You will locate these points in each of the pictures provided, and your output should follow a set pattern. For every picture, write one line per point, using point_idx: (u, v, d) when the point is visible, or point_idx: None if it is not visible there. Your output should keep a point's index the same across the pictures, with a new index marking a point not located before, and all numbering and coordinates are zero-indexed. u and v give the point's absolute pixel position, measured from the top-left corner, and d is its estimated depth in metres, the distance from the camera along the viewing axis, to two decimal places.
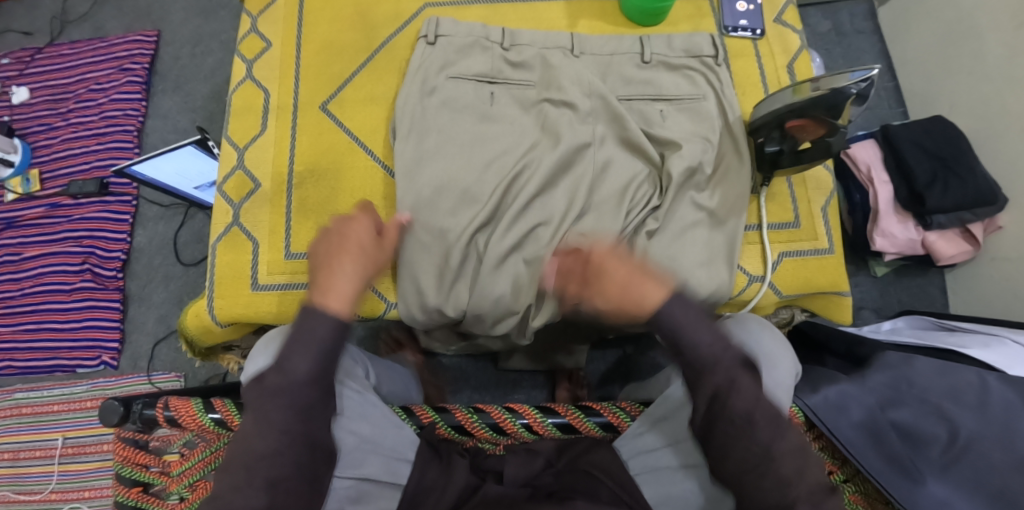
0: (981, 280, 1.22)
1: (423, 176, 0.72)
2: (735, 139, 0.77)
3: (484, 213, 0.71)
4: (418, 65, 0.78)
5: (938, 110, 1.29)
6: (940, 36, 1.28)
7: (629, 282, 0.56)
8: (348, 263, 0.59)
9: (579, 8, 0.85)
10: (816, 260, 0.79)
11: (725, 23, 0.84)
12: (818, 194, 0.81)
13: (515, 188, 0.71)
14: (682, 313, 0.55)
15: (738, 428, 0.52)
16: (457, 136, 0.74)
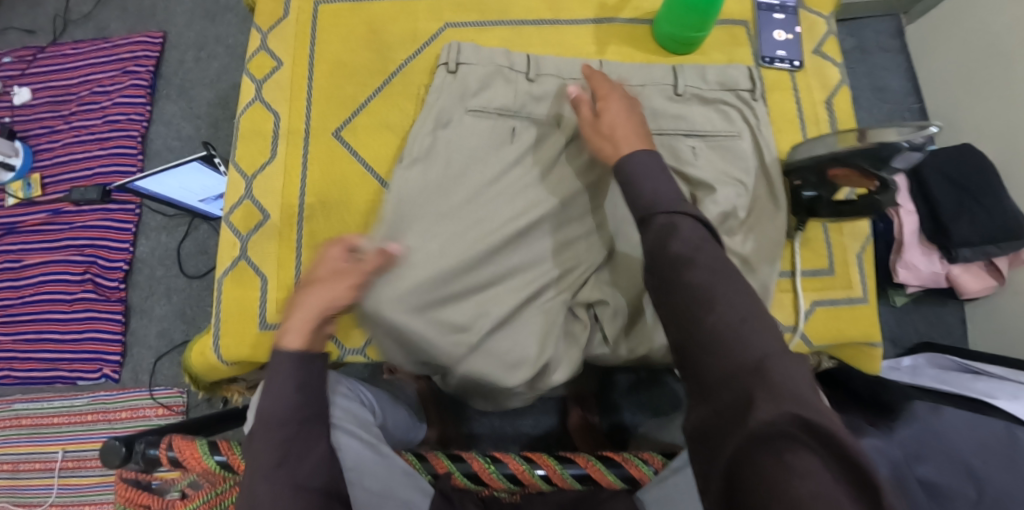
0: (1004, 315, 1.17)
1: (430, 210, 0.66)
2: (771, 182, 0.73)
3: (500, 253, 0.65)
4: (436, 94, 0.73)
5: (963, 135, 1.23)
6: (968, 57, 1.21)
7: (616, 129, 0.60)
8: (311, 292, 0.54)
9: (608, 33, 0.80)
10: (850, 309, 0.75)
11: (761, 53, 0.80)
12: (854, 240, 0.77)
13: (534, 229, 0.67)
14: (645, 161, 0.55)
15: (683, 271, 0.47)
16: (471, 170, 0.69)
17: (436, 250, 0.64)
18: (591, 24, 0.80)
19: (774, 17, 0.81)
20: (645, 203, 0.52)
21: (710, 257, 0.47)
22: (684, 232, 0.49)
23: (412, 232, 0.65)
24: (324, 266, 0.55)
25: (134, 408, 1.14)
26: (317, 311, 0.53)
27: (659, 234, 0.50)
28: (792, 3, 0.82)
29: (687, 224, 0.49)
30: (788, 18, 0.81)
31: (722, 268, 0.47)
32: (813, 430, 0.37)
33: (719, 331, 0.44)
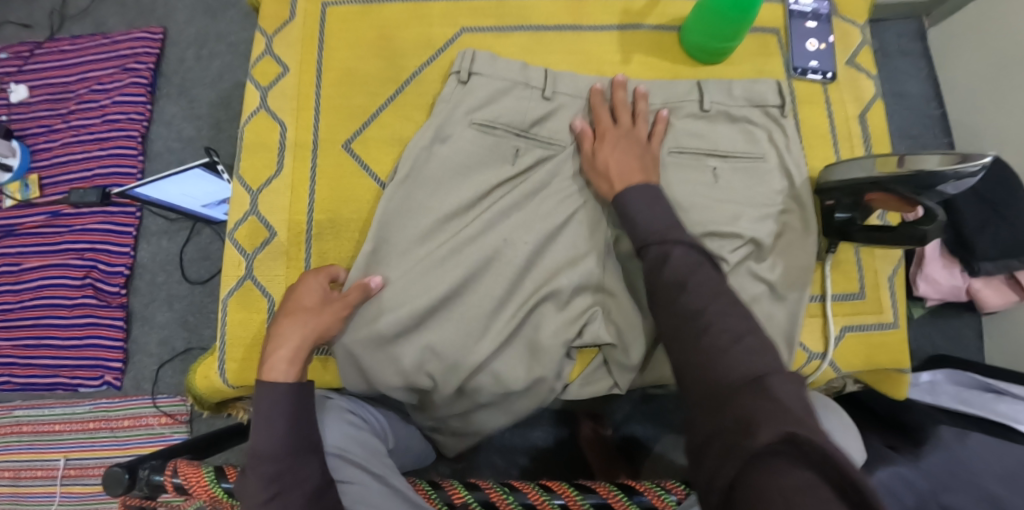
0: (1020, 329, 1.12)
1: (409, 236, 0.64)
2: (801, 205, 0.70)
3: (479, 287, 0.63)
4: (441, 108, 0.68)
5: (986, 144, 1.18)
6: (993, 61, 1.15)
7: (609, 168, 0.62)
8: (293, 320, 0.57)
9: (633, 41, 0.75)
10: (880, 335, 0.72)
11: (793, 64, 0.76)
12: (886, 263, 0.74)
13: (521, 259, 0.64)
14: (636, 196, 0.57)
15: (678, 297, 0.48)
16: (456, 188, 0.66)
17: (408, 279, 0.62)
18: (615, 31, 0.76)
19: (807, 25, 0.77)
20: (643, 236, 0.54)
21: (704, 277, 0.48)
22: (674, 255, 0.50)
23: (390, 263, 0.64)
24: (304, 295, 0.59)
25: (136, 417, 1.12)
26: (301, 340, 0.56)
27: (651, 262, 0.51)
28: (826, 10, 0.78)
29: (677, 250, 0.50)
30: (821, 26, 0.77)
31: (714, 288, 0.47)
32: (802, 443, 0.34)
33: (713, 349, 0.43)
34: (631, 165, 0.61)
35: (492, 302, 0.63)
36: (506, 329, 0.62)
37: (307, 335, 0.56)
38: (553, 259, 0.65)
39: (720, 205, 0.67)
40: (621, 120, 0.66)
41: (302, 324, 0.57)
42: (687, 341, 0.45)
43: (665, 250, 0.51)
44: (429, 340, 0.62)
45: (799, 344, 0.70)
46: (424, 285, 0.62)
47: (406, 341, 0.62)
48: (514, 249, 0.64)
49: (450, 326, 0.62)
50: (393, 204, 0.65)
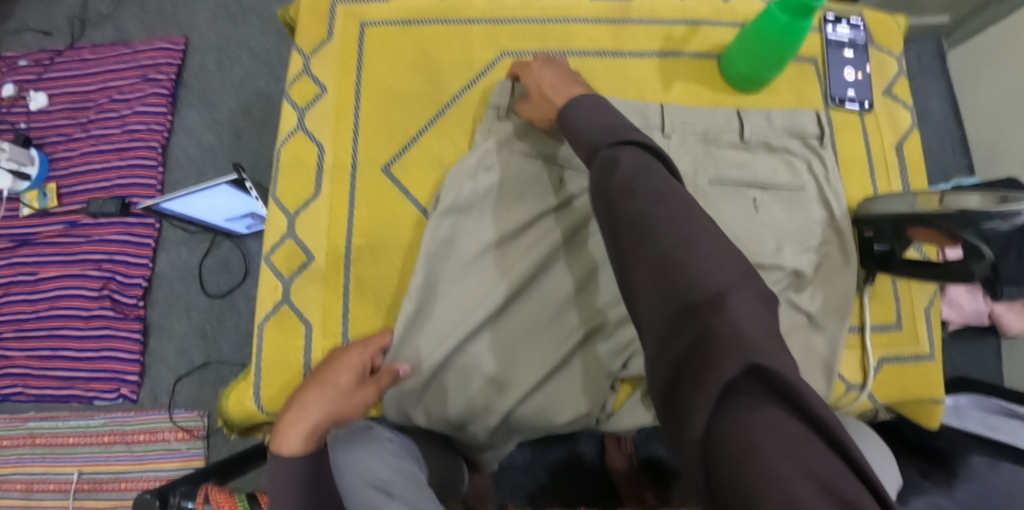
0: None
1: (455, 266, 0.64)
2: (841, 236, 0.70)
3: (526, 318, 0.64)
4: (480, 140, 0.68)
5: (1006, 166, 1.18)
6: (1011, 86, 1.16)
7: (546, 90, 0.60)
8: (318, 392, 0.54)
9: (674, 68, 0.76)
10: (916, 367, 0.72)
11: (831, 93, 0.76)
12: (922, 294, 0.74)
13: (558, 289, 0.64)
14: (583, 103, 0.52)
15: (628, 200, 0.42)
16: (494, 217, 0.65)
17: (456, 309, 0.63)
18: (656, 57, 0.76)
19: (844, 54, 0.77)
20: (592, 139, 0.49)
21: (655, 183, 0.42)
22: (623, 164, 0.44)
23: (440, 295, 0.64)
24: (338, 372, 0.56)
25: (152, 431, 1.10)
26: (323, 416, 0.53)
27: (602, 167, 0.46)
28: (863, 39, 0.78)
29: (627, 154, 0.45)
30: (858, 55, 0.78)
31: (660, 192, 0.41)
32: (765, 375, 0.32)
33: (664, 257, 0.38)
34: (559, 82, 0.59)
35: (537, 334, 0.63)
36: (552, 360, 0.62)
37: (327, 412, 0.53)
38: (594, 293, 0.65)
39: (766, 236, 0.67)
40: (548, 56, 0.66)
41: (327, 401, 0.54)
42: (638, 259, 0.40)
43: (616, 154, 0.46)
44: (477, 371, 0.62)
45: (838, 375, 0.70)
46: (473, 315, 0.62)
47: (454, 371, 0.62)
48: (555, 282, 0.65)
49: (498, 359, 0.62)
50: (439, 233, 0.65)
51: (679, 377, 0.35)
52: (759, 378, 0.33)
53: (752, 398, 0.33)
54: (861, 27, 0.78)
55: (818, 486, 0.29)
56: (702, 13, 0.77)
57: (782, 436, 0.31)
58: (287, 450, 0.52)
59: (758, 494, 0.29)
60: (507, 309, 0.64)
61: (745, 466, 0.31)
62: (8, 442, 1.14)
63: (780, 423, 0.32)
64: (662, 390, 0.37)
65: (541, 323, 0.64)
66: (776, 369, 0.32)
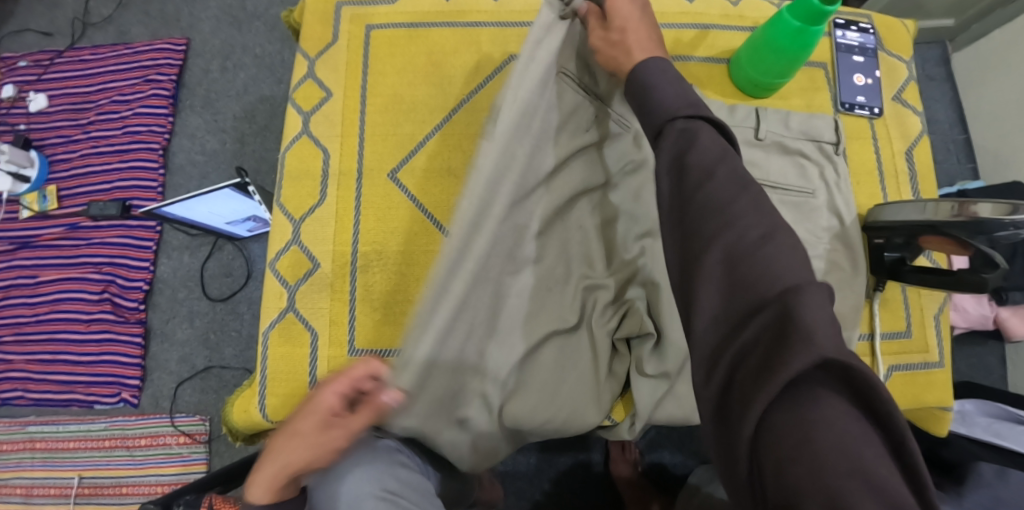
0: None
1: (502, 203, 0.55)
2: (850, 245, 0.69)
3: (551, 265, 0.65)
4: (532, 50, 0.59)
5: (1012, 172, 1.18)
6: (1018, 92, 1.16)
7: (629, 32, 0.54)
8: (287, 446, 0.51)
9: (685, 73, 0.75)
10: (925, 374, 0.72)
11: (841, 99, 0.76)
12: (931, 301, 0.73)
13: (574, 242, 0.68)
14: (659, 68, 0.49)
15: (701, 186, 0.40)
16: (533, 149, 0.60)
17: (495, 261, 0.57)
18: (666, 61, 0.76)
19: (854, 59, 0.77)
20: (663, 109, 0.46)
21: (732, 167, 0.40)
22: (704, 139, 0.42)
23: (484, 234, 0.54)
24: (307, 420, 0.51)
25: (153, 436, 1.10)
26: (291, 466, 0.51)
27: (678, 143, 0.43)
28: (873, 44, 0.78)
29: (707, 132, 0.43)
30: (868, 60, 0.77)
31: (743, 180, 0.40)
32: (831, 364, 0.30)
33: (741, 246, 0.36)
34: (647, 37, 0.54)
35: (557, 285, 0.66)
36: (569, 311, 0.66)
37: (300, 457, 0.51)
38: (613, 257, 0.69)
39: None
40: None
41: (295, 454, 0.50)
42: (707, 246, 0.37)
43: (693, 127, 0.44)
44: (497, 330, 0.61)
45: None
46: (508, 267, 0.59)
47: (479, 329, 0.58)
48: (573, 231, 0.68)
49: (517, 315, 0.62)
50: (495, 160, 0.54)
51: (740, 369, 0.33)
52: (830, 370, 0.31)
53: (815, 388, 0.31)
54: (870, 31, 0.78)
55: (866, 485, 0.27)
56: (711, 18, 0.78)
57: (842, 437, 0.29)
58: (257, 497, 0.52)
59: (806, 490, 0.28)
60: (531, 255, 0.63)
61: (797, 463, 0.29)
62: (8, 447, 1.12)
63: (841, 418, 0.30)
64: (715, 386, 0.34)
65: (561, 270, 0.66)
66: (846, 361, 0.30)
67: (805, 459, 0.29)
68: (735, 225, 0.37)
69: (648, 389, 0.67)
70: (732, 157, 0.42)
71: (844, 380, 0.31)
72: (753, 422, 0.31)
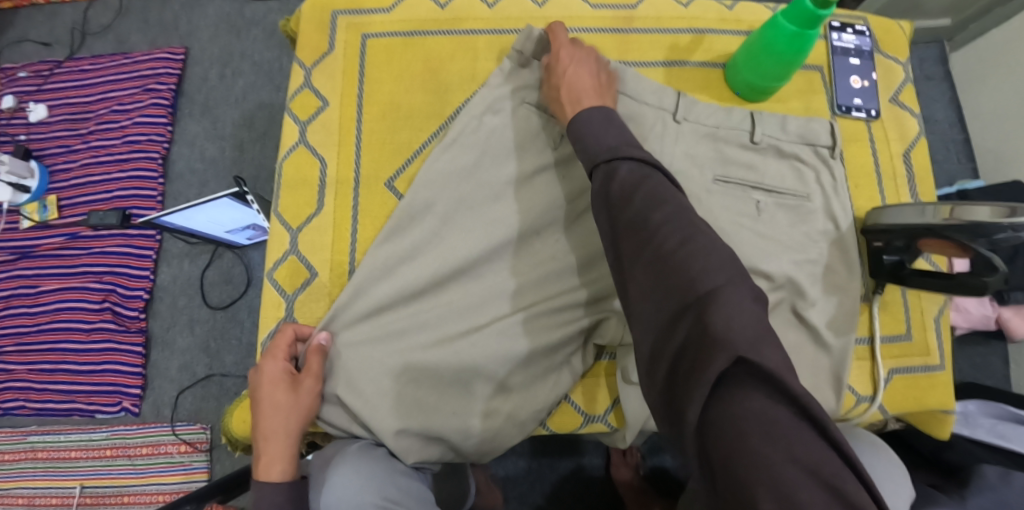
0: None
1: (451, 200, 0.70)
2: (845, 249, 0.69)
3: (528, 267, 0.69)
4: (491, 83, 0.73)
5: (1012, 171, 1.17)
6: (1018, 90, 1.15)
7: (566, 78, 0.63)
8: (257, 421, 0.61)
9: (680, 78, 0.76)
10: (927, 377, 0.71)
11: (838, 102, 0.75)
12: (932, 303, 0.73)
13: (546, 250, 0.70)
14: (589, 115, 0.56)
15: (630, 210, 0.45)
16: (490, 163, 0.71)
17: (440, 245, 0.69)
18: (661, 66, 0.77)
19: (850, 61, 0.77)
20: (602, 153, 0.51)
21: (654, 188, 0.46)
22: (624, 174, 0.48)
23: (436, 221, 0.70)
24: (265, 394, 0.61)
25: (154, 444, 1.10)
26: (275, 432, 0.60)
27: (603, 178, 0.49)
28: (869, 46, 0.78)
29: (625, 166, 0.48)
30: (865, 63, 0.77)
31: (659, 199, 0.45)
32: (754, 365, 0.33)
33: (663, 258, 0.41)
34: (584, 83, 0.62)
35: (536, 285, 0.68)
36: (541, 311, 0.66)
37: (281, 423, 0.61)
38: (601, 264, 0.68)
39: (780, 243, 0.67)
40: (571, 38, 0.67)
41: (281, 420, 0.60)
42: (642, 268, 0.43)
43: (614, 168, 0.49)
44: (463, 315, 0.67)
45: (848, 387, 0.69)
46: (458, 253, 0.68)
47: (433, 309, 0.67)
48: (546, 244, 0.70)
49: (481, 307, 0.67)
50: (440, 169, 0.70)
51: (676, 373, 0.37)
52: (749, 370, 0.34)
53: (740, 386, 0.34)
54: (867, 33, 0.78)
55: (804, 472, 0.30)
56: (708, 22, 0.78)
57: (768, 425, 0.32)
58: (266, 471, 0.59)
59: (755, 483, 0.30)
60: (494, 257, 0.69)
61: (733, 457, 0.32)
62: (9, 456, 1.13)
63: (768, 411, 0.32)
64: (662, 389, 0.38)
65: (543, 273, 0.68)
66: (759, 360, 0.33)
67: (743, 454, 0.31)
68: (661, 244, 0.42)
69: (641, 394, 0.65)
70: (655, 184, 0.46)
71: (764, 378, 0.33)
72: (697, 420, 0.34)
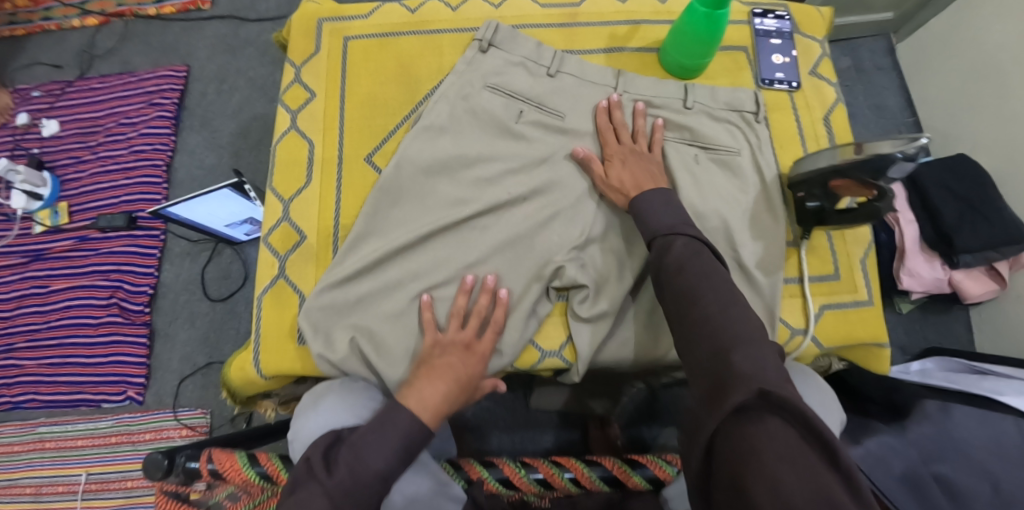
0: (1008, 319, 1.20)
1: (431, 176, 0.79)
2: (770, 198, 0.79)
3: (500, 228, 0.77)
4: (464, 69, 0.84)
5: (959, 148, 1.28)
6: (963, 73, 1.27)
7: (627, 159, 0.75)
8: (433, 382, 0.65)
9: (619, 61, 0.87)
10: (857, 312, 0.79)
11: (761, 76, 0.86)
12: (857, 247, 0.81)
13: (520, 212, 0.78)
14: (654, 202, 0.69)
15: (676, 278, 0.59)
16: (464, 136, 0.81)
17: (424, 215, 0.77)
18: (602, 53, 0.88)
19: (772, 42, 0.88)
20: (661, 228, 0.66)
21: (699, 266, 0.59)
22: (677, 247, 0.62)
23: (414, 189, 0.78)
24: (460, 368, 0.67)
25: (157, 429, 1.16)
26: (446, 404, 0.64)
27: (658, 251, 0.63)
28: (788, 28, 0.89)
29: (680, 242, 0.62)
30: (785, 42, 0.88)
31: (705, 272, 0.58)
32: (775, 399, 0.44)
33: (707, 317, 0.55)
34: (642, 173, 0.73)
35: (511, 243, 0.76)
36: (512, 264, 0.76)
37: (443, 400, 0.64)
38: (565, 218, 0.77)
39: (716, 196, 0.78)
40: (624, 139, 0.77)
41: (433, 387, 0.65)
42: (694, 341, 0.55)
43: (670, 243, 0.63)
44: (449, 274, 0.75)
45: (782, 321, 0.77)
46: (442, 220, 0.76)
47: (418, 270, 0.75)
48: (514, 208, 0.78)
49: (460, 266, 0.75)
50: (416, 143, 0.79)
51: (711, 403, 0.48)
52: (769, 399, 0.44)
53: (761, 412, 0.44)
54: (786, 18, 0.89)
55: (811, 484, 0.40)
56: (643, 14, 0.90)
57: (785, 443, 0.42)
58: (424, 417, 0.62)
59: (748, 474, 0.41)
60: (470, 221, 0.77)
61: (746, 458, 0.42)
62: (18, 448, 1.19)
63: (781, 432, 0.42)
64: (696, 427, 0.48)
65: (512, 233, 0.76)
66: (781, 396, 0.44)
67: (753, 459, 0.41)
68: (698, 296, 0.56)
69: (591, 331, 0.74)
70: (703, 256, 0.60)
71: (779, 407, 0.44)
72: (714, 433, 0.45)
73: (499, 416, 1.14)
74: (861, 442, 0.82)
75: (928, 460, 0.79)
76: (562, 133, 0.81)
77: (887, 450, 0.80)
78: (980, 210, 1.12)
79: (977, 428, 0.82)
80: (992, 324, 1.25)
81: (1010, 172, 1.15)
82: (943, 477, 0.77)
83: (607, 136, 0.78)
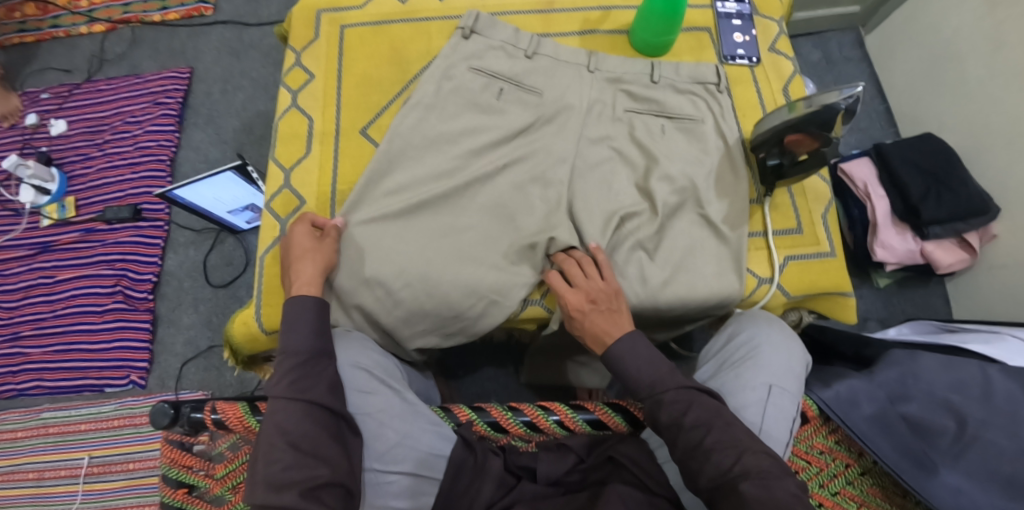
0: (982, 288, 1.25)
1: (421, 151, 0.85)
2: (732, 158, 0.86)
3: (484, 195, 0.84)
4: (448, 53, 0.90)
5: (927, 128, 1.36)
6: (926, 59, 1.36)
7: (583, 311, 0.72)
8: (301, 264, 0.74)
9: (593, 42, 0.95)
10: (820, 263, 0.85)
11: (724, 53, 0.94)
12: (817, 204, 0.88)
13: (505, 178, 0.84)
14: (626, 346, 0.67)
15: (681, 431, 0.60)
16: (450, 115, 0.87)
17: (414, 187, 0.83)
18: (577, 35, 0.96)
19: (733, 22, 0.96)
20: (648, 388, 0.64)
21: (699, 410, 0.61)
22: (666, 396, 0.63)
23: (405, 164, 0.85)
24: (299, 239, 0.76)
25: None
26: (309, 272, 0.73)
27: (651, 408, 0.63)
28: (748, 10, 0.97)
29: (669, 394, 0.63)
30: (745, 23, 0.96)
31: (707, 421, 0.60)
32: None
33: (722, 469, 0.57)
34: (600, 325, 0.70)
35: (495, 207, 0.83)
36: (496, 224, 0.82)
37: (317, 267, 0.74)
38: (544, 183, 0.84)
39: (680, 160, 0.85)
40: (578, 283, 0.74)
41: (307, 264, 0.74)
42: (692, 475, 0.60)
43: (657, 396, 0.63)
44: (442, 235, 0.81)
45: (749, 271, 0.84)
46: (432, 191, 0.82)
47: (410, 234, 0.81)
48: (497, 175, 0.84)
49: (449, 231, 0.81)
50: (408, 122, 0.86)
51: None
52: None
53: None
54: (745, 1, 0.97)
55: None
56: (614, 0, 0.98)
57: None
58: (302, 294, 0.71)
59: None
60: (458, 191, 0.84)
61: None
62: (21, 434, 1.21)
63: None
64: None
65: (497, 198, 0.83)
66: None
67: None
68: (705, 448, 0.58)
69: None
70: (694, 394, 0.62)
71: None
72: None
73: (494, 391, 1.18)
74: (830, 386, 0.72)
75: (894, 401, 0.71)
76: (541, 108, 0.88)
77: (857, 391, 0.70)
78: (944, 182, 1.18)
79: (942, 372, 0.73)
80: (968, 296, 1.30)
81: (973, 147, 1.23)
82: (912, 418, 0.69)
83: (559, 288, 0.75)
